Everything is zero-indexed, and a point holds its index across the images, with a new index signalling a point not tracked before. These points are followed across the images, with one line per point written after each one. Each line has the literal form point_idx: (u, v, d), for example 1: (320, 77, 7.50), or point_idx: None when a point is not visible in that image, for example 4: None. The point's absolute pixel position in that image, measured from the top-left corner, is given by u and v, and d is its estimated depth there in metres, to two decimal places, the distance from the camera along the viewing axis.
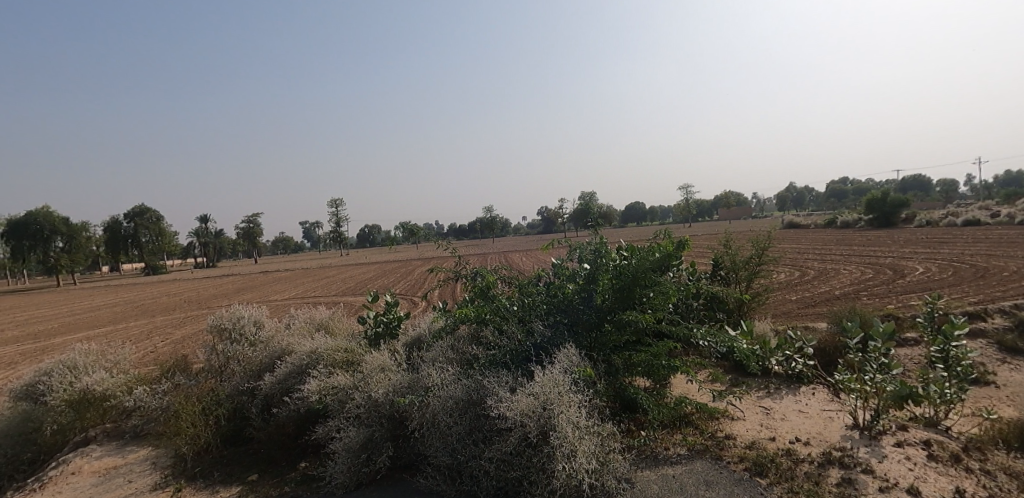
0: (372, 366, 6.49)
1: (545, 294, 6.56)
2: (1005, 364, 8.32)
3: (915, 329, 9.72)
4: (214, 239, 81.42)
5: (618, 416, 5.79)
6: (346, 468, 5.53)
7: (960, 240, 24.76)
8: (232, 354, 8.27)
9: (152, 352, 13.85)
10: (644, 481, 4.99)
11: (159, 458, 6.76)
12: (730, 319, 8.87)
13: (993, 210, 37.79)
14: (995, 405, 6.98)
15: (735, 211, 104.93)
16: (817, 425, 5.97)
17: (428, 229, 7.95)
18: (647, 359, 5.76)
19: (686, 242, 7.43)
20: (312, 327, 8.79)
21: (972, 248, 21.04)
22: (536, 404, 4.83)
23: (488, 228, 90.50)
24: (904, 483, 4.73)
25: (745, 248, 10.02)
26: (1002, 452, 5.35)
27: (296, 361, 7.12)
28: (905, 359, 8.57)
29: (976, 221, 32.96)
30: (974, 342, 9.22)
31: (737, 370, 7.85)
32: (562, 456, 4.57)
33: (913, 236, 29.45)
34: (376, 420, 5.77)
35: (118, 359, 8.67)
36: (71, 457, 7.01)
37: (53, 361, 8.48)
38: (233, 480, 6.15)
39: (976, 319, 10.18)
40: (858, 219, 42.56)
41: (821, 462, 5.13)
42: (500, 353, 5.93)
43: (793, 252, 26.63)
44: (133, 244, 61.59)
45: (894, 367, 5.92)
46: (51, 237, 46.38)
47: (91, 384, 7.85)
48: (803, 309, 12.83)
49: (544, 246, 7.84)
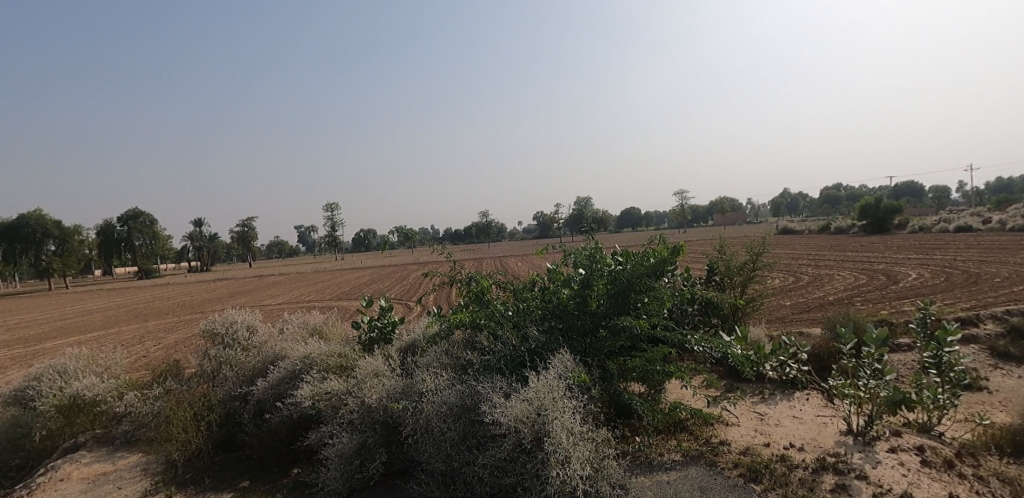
0: (366, 371, 6.45)
1: (540, 299, 6.57)
2: (997, 370, 8.35)
3: (907, 335, 9.77)
4: (207, 243, 81.02)
5: (613, 422, 5.79)
6: (339, 474, 5.48)
7: (952, 246, 24.95)
8: (224, 359, 8.21)
9: (143, 357, 13.74)
10: (639, 487, 4.98)
11: (149, 464, 6.68)
12: (724, 325, 8.91)
13: (985, 216, 38.03)
14: (988, 411, 7.00)
15: (728, 217, 105.62)
16: (811, 431, 5.96)
17: (423, 233, 7.88)
18: (642, 365, 5.76)
19: (681, 247, 7.45)
20: (305, 332, 8.75)
21: (963, 254, 21.20)
22: (531, 410, 4.80)
23: (483, 232, 90.49)
24: (898, 490, 4.73)
25: (740, 254, 10.03)
26: (994, 458, 5.36)
27: (290, 366, 7.07)
28: (898, 365, 8.60)
29: (967, 227, 33.20)
30: (967, 348, 9.26)
31: (732, 375, 7.86)
32: (557, 463, 4.54)
33: (906, 242, 29.63)
34: (370, 426, 5.72)
35: (110, 364, 8.56)
36: (60, 463, 6.91)
37: (43, 365, 8.38)
38: (225, 487, 6.09)
39: (968, 325, 10.23)
40: (851, 226, 42.86)
41: (815, 469, 5.12)
42: (494, 359, 5.90)
43: (787, 257, 26.69)
44: (127, 247, 61.28)
45: (887, 373, 5.92)
46: (43, 240, 46.00)
47: (81, 389, 7.76)
48: (797, 314, 12.88)
49: (538, 251, 7.79)
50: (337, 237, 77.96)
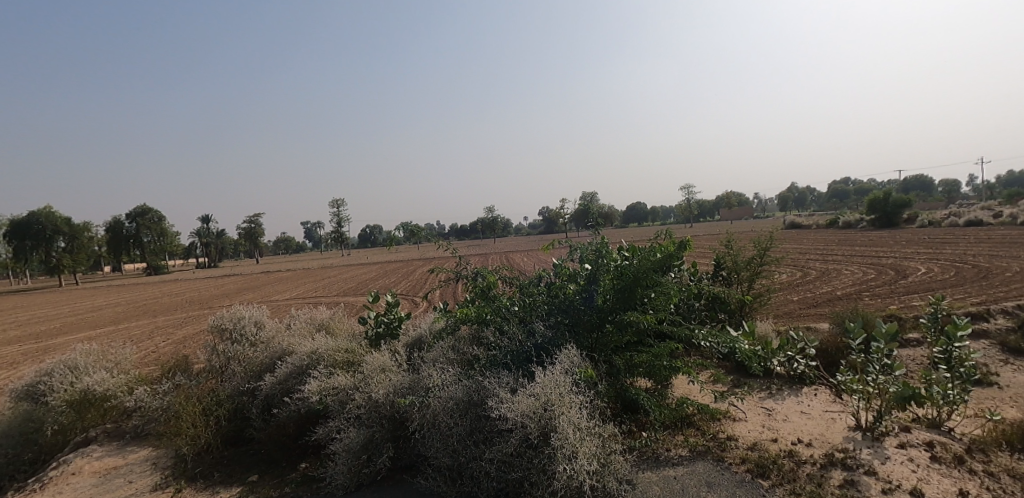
0: (372, 366, 6.48)
1: (546, 295, 6.56)
2: (1008, 365, 8.27)
3: (917, 330, 9.70)
4: (215, 239, 81.46)
5: (619, 417, 5.77)
6: (347, 468, 5.51)
7: (962, 240, 24.72)
8: (232, 355, 8.26)
9: (152, 352, 13.85)
10: (646, 482, 4.97)
11: (159, 459, 6.74)
12: (731, 320, 8.87)
13: (995, 210, 37.57)
14: (998, 406, 6.93)
15: (735, 211, 105.19)
16: (820, 426, 5.94)
17: (428, 229, 7.85)
18: (648, 360, 5.73)
19: (688, 243, 7.43)
20: (312, 328, 8.79)
21: (974, 249, 21.01)
22: (537, 405, 4.80)
23: (488, 228, 90.38)
24: (907, 485, 4.71)
25: (747, 249, 9.97)
26: (1005, 454, 5.32)
27: (297, 362, 7.10)
28: (907, 360, 8.54)
29: (978, 222, 32.83)
30: (977, 343, 9.19)
31: (739, 371, 7.82)
32: (563, 458, 4.54)
33: (916, 237, 29.38)
34: (377, 421, 5.75)
35: (120, 359, 8.64)
36: (72, 457, 7.00)
37: (54, 361, 8.46)
38: (233, 481, 6.13)
39: (979, 320, 10.12)
40: (859, 220, 42.55)
41: (823, 464, 5.10)
42: (500, 354, 5.90)
43: (794, 252, 26.54)
44: (135, 243, 61.71)
45: (897, 368, 5.88)
46: (53, 237, 46.38)
47: (92, 384, 7.84)
48: (805, 309, 12.81)
49: (544, 246, 7.69)
50: (343, 232, 78.25)
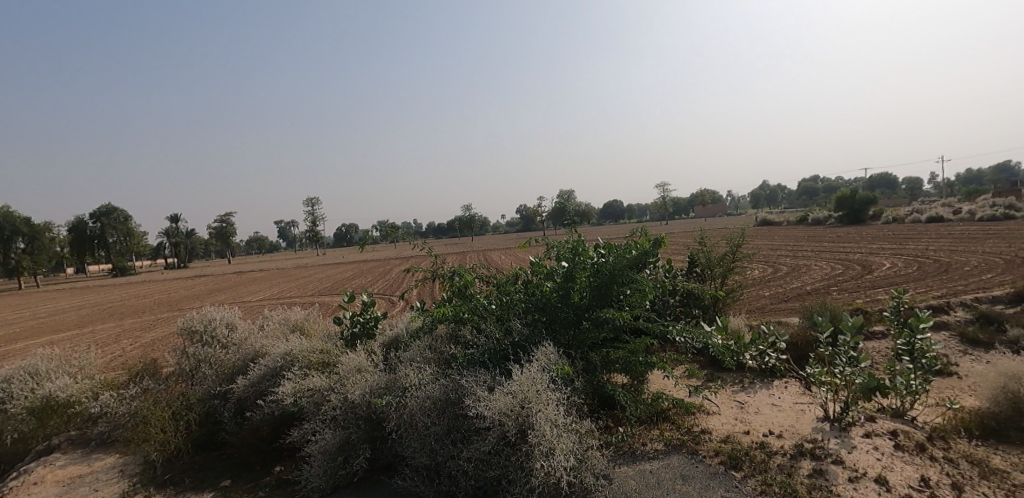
0: (349, 367, 6.41)
1: (524, 293, 6.60)
2: (967, 356, 8.62)
3: (882, 323, 10.03)
4: (185, 239, 79.40)
5: (596, 413, 5.84)
6: (322, 470, 5.45)
7: (924, 235, 25.67)
8: (203, 357, 8.06)
9: (120, 356, 13.43)
10: (621, 477, 5.03)
11: (127, 465, 6.56)
12: (705, 315, 9.02)
13: (955, 207, 38.93)
14: (957, 395, 7.21)
15: (708, 209, 107.35)
16: (789, 418, 6.09)
17: (405, 228, 7.70)
18: (625, 356, 5.82)
19: (662, 240, 7.53)
20: (286, 328, 8.64)
21: (935, 244, 21.78)
22: (514, 402, 4.83)
23: (466, 226, 90.29)
24: (873, 473, 4.87)
25: (720, 245, 10.13)
26: (964, 441, 5.53)
27: (270, 364, 6.98)
28: (872, 352, 8.84)
29: (938, 218, 34.14)
30: (938, 335, 9.54)
31: (712, 366, 7.97)
32: (540, 455, 4.56)
33: (883, 232, 30.34)
34: (353, 422, 5.69)
35: (84, 364, 8.37)
36: (34, 466, 6.76)
37: (14, 367, 8.16)
38: (205, 486, 6.01)
39: (939, 313, 10.52)
40: (828, 217, 43.80)
41: (794, 455, 5.23)
42: (478, 353, 5.88)
43: (765, 248, 27.05)
44: (99, 244, 59.75)
45: (862, 360, 6.05)
46: (11, 238, 44.60)
47: (54, 390, 7.56)
48: (775, 304, 13.12)
49: (521, 244, 7.68)
50: (317, 231, 77.24)
